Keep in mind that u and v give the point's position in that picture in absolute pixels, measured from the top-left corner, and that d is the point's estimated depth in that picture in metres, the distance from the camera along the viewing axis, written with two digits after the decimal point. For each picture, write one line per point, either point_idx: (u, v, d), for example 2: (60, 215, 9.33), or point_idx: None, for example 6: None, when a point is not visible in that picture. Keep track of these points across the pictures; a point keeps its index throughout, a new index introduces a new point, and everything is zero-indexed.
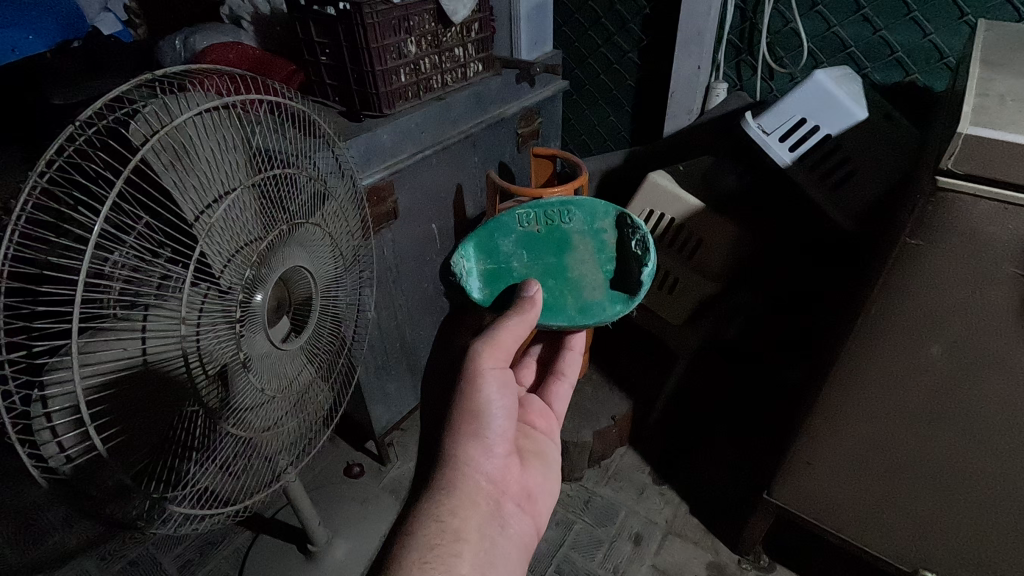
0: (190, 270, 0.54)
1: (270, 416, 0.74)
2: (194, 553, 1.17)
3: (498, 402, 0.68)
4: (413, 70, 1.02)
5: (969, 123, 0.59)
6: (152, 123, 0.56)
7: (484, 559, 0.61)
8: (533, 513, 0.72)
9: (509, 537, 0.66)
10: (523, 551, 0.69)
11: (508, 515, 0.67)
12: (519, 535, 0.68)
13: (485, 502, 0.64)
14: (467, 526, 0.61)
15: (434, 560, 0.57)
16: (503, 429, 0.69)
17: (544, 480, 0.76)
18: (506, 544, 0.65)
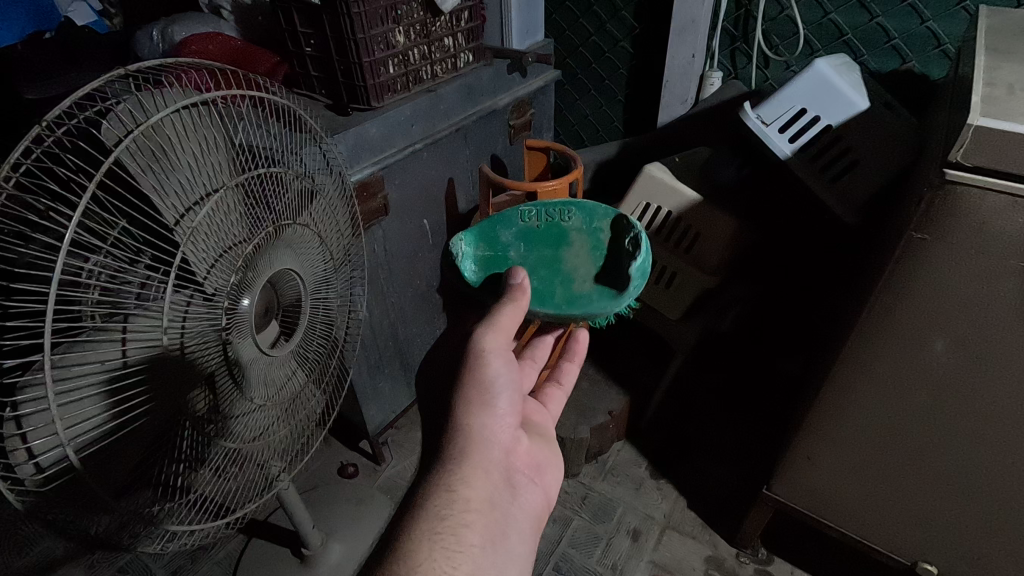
0: (172, 276, 0.51)
1: (260, 424, 0.71)
2: (185, 559, 1.14)
3: (502, 373, 0.66)
4: (402, 61, 0.99)
5: (978, 114, 0.58)
6: (127, 123, 0.53)
7: (499, 530, 0.60)
8: (544, 485, 0.71)
9: (522, 511, 0.65)
10: (537, 524, 0.68)
11: (520, 486, 0.66)
12: (532, 509, 0.66)
13: (498, 473, 0.63)
14: (477, 494, 0.60)
15: (447, 530, 0.56)
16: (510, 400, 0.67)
17: (551, 451, 0.75)
18: (520, 518, 0.64)
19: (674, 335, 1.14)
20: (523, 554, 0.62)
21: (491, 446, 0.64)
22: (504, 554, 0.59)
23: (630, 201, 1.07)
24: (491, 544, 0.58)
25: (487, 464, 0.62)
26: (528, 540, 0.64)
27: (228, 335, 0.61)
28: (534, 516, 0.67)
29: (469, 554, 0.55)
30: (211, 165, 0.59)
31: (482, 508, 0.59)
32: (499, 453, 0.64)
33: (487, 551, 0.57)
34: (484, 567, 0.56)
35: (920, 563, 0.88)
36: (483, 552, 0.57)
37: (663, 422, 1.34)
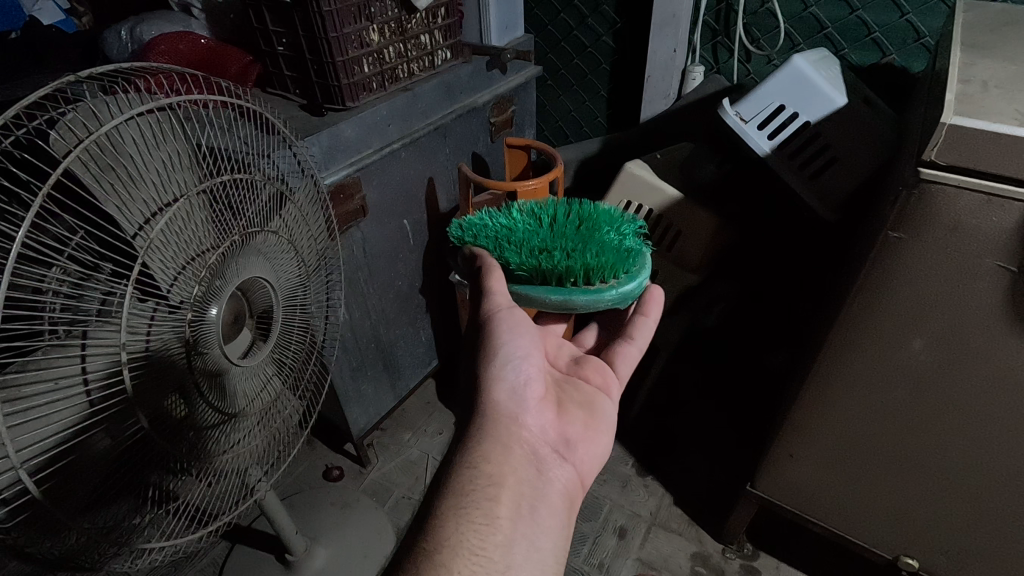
0: (129, 290, 0.50)
1: (231, 434, 0.70)
2: (167, 567, 1.13)
3: (513, 346, 0.65)
4: (377, 60, 0.97)
5: (952, 112, 0.57)
6: (79, 131, 0.51)
7: (527, 503, 0.59)
8: (576, 460, 0.67)
9: (553, 484, 0.62)
10: (571, 498, 0.64)
11: (547, 460, 0.63)
12: (563, 483, 0.64)
13: (523, 447, 0.61)
14: (505, 468, 0.59)
15: (472, 506, 0.55)
16: (528, 370, 0.66)
17: (586, 423, 0.71)
18: (550, 492, 0.61)
19: (659, 332, 1.14)
20: (553, 531, 0.59)
21: (511, 420, 0.62)
22: (531, 530, 0.57)
23: (611, 200, 1.06)
24: (522, 516, 0.58)
25: (509, 437, 0.61)
26: (559, 516, 0.61)
27: (194, 347, 0.59)
28: (565, 491, 0.64)
29: (498, 527, 0.55)
30: (172, 173, 0.57)
31: (512, 483, 0.58)
32: (522, 428, 0.63)
33: (517, 525, 0.57)
34: (515, 539, 0.55)
35: (901, 558, 0.89)
36: (512, 525, 0.56)
37: (649, 419, 1.34)
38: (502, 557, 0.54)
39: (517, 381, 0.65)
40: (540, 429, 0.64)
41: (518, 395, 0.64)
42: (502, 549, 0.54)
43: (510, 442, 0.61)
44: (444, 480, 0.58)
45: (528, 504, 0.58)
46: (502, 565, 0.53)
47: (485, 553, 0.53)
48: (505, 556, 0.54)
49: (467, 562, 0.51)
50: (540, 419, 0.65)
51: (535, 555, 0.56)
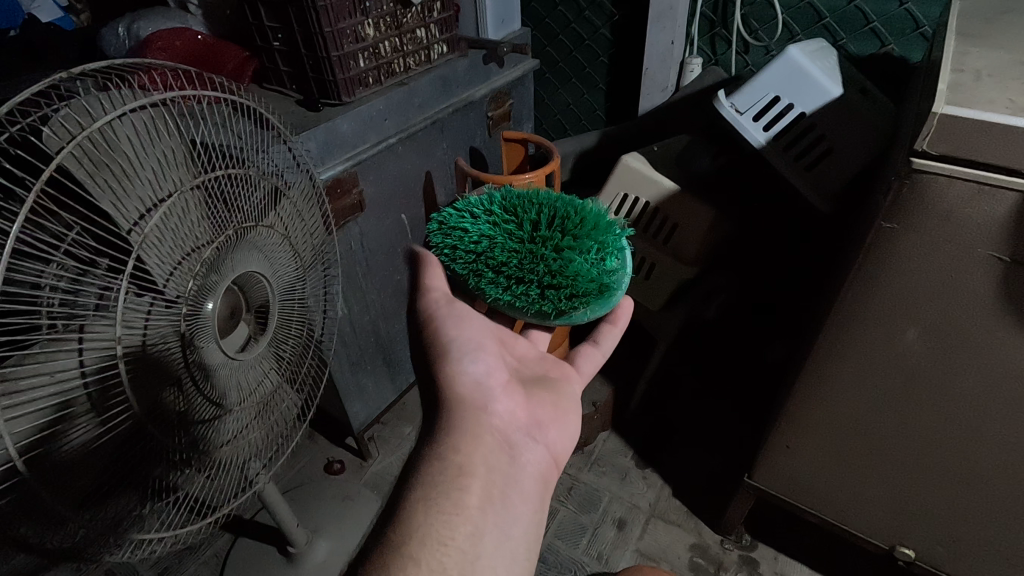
0: (124, 283, 0.50)
1: (229, 428, 0.71)
2: (172, 560, 1.14)
3: (466, 338, 0.66)
4: (372, 55, 0.97)
5: (944, 101, 0.57)
6: (74, 128, 0.52)
7: (498, 490, 0.58)
8: (545, 443, 0.68)
9: (525, 471, 0.63)
10: (541, 480, 0.65)
11: (519, 446, 0.64)
12: (534, 466, 0.64)
13: (493, 435, 0.62)
14: (474, 456, 0.58)
15: (441, 497, 0.54)
16: (488, 362, 0.67)
17: (550, 407, 0.71)
18: (522, 476, 0.62)
19: (657, 325, 1.14)
20: (525, 513, 0.60)
21: (480, 410, 0.62)
22: (503, 517, 0.57)
23: (608, 192, 1.06)
24: (492, 504, 0.57)
25: (479, 425, 0.61)
26: (531, 498, 0.62)
27: (191, 340, 0.60)
28: (535, 474, 0.64)
29: (467, 517, 0.54)
30: (167, 169, 0.58)
31: (479, 470, 0.58)
32: (491, 417, 0.63)
33: (488, 511, 0.56)
34: (484, 527, 0.55)
35: (898, 548, 0.89)
36: (483, 513, 0.55)
37: (648, 412, 1.34)
38: (471, 546, 0.53)
39: (479, 375, 0.65)
40: (509, 416, 0.65)
41: (484, 385, 0.65)
42: (470, 539, 0.53)
43: (478, 430, 0.60)
44: (416, 472, 0.56)
45: (499, 490, 0.58)
46: (471, 555, 0.52)
47: (453, 543, 0.52)
48: (473, 545, 0.53)
49: (436, 552, 0.50)
50: (506, 405, 0.65)
51: (508, 540, 0.56)
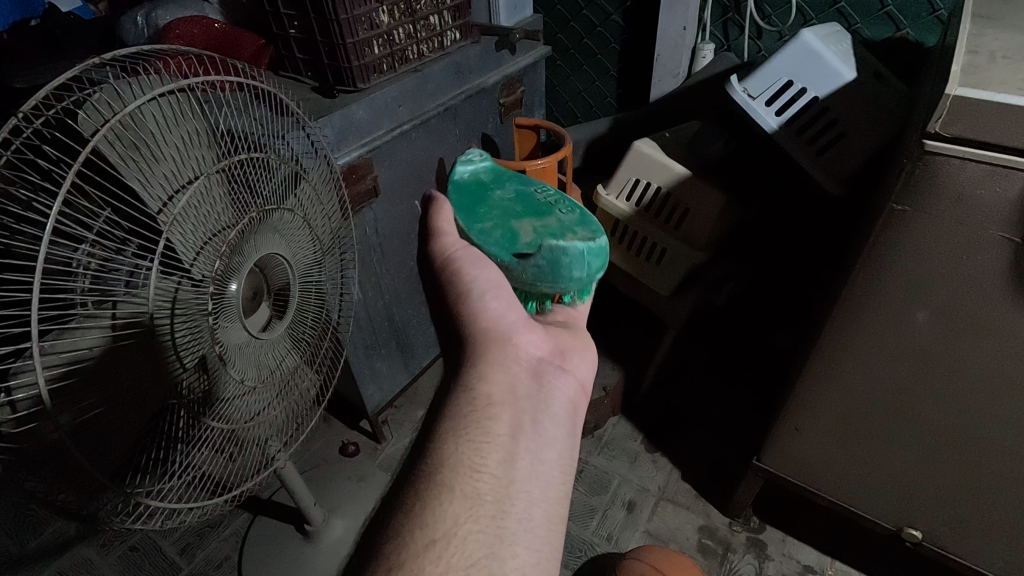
0: (155, 262, 0.52)
1: (252, 406, 0.73)
2: (193, 537, 1.18)
3: (481, 277, 0.56)
4: (387, 41, 0.98)
5: (957, 83, 0.58)
6: (104, 112, 0.54)
7: (528, 416, 0.51)
8: (575, 370, 0.57)
9: (556, 398, 0.54)
10: (574, 406, 0.56)
11: (547, 371, 0.54)
12: (565, 390, 0.55)
13: (518, 365, 0.53)
14: (498, 384, 0.51)
15: (473, 425, 0.48)
16: (506, 297, 0.56)
17: (574, 332, 0.61)
18: (551, 403, 0.53)
19: (667, 310, 1.15)
20: (560, 445, 0.52)
21: (503, 342, 0.54)
22: (536, 444, 0.50)
23: (621, 177, 1.09)
24: (523, 430, 0.50)
25: (500, 357, 0.53)
26: (564, 423, 0.53)
27: (216, 319, 0.62)
28: (567, 402, 0.55)
29: (499, 444, 0.48)
30: (192, 153, 0.60)
31: (503, 396, 0.51)
32: (515, 347, 0.54)
33: (519, 438, 0.49)
34: (517, 453, 0.48)
35: (905, 529, 0.90)
36: (515, 441, 0.49)
37: (658, 398, 1.35)
38: (506, 472, 0.47)
39: (500, 311, 0.55)
40: (530, 341, 0.55)
41: (509, 315, 0.55)
42: (504, 465, 0.47)
43: (499, 358, 0.53)
44: (446, 402, 0.50)
45: (530, 418, 0.51)
46: (504, 482, 0.47)
47: (487, 470, 0.46)
48: (507, 471, 0.47)
49: (470, 479, 0.46)
50: (528, 333, 0.56)
51: (541, 468, 0.49)
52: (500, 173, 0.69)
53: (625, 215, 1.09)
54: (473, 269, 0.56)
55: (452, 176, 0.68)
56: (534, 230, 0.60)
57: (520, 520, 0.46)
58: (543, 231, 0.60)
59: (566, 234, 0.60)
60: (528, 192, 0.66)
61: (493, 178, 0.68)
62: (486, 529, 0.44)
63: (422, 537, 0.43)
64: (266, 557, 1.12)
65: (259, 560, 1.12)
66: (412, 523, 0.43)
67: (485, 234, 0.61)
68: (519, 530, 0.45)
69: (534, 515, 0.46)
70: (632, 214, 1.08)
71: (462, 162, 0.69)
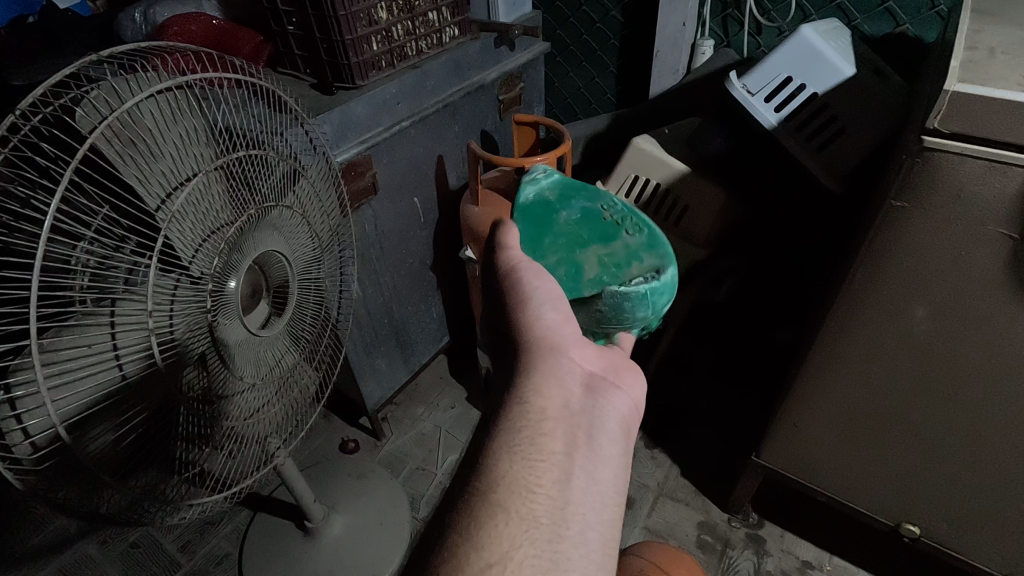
0: (153, 259, 0.52)
1: (251, 402, 0.73)
2: (195, 533, 1.19)
3: (539, 289, 0.60)
4: (385, 38, 0.98)
5: (956, 79, 0.58)
6: (101, 109, 0.53)
7: (583, 434, 0.53)
8: (628, 390, 0.60)
9: (609, 414, 0.55)
10: (628, 426, 0.57)
11: (600, 386, 0.57)
12: (619, 409, 0.56)
13: (573, 378, 0.56)
14: (552, 398, 0.54)
15: (527, 442, 0.50)
16: (560, 312, 0.59)
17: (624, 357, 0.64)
18: (606, 419, 0.55)
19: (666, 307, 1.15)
20: (614, 463, 0.53)
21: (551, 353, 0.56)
22: (591, 462, 0.51)
23: (619, 174, 1.07)
24: (578, 448, 0.52)
25: (555, 369, 0.55)
26: (619, 442, 0.55)
27: (215, 316, 0.62)
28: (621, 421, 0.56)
29: (553, 463, 0.50)
30: (189, 149, 0.59)
31: (558, 413, 0.53)
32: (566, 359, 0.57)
33: (574, 456, 0.51)
34: (573, 472, 0.50)
35: (904, 525, 0.90)
36: (569, 458, 0.51)
37: (657, 394, 1.36)
38: (561, 492, 0.49)
39: (554, 322, 0.58)
40: (584, 357, 0.58)
41: (562, 328, 0.58)
42: (559, 484, 0.49)
43: (556, 372, 0.55)
44: (497, 418, 0.53)
45: (584, 435, 0.53)
46: (559, 502, 0.48)
47: (543, 490, 0.48)
48: (562, 491, 0.49)
49: (524, 499, 0.47)
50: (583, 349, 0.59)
51: (596, 486, 0.50)
52: (568, 188, 0.69)
53: None
54: (531, 279, 0.60)
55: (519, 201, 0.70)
56: (598, 262, 0.62)
57: (576, 543, 0.47)
58: (607, 265, 0.62)
59: (633, 267, 0.61)
60: (595, 210, 0.65)
61: (559, 198, 0.68)
62: (540, 552, 0.45)
63: (476, 561, 0.44)
64: (267, 554, 1.12)
65: (260, 556, 1.12)
66: (468, 544, 0.45)
67: (549, 270, 0.64)
68: (575, 555, 0.46)
69: (588, 539, 0.47)
70: None
71: (529, 186, 0.70)
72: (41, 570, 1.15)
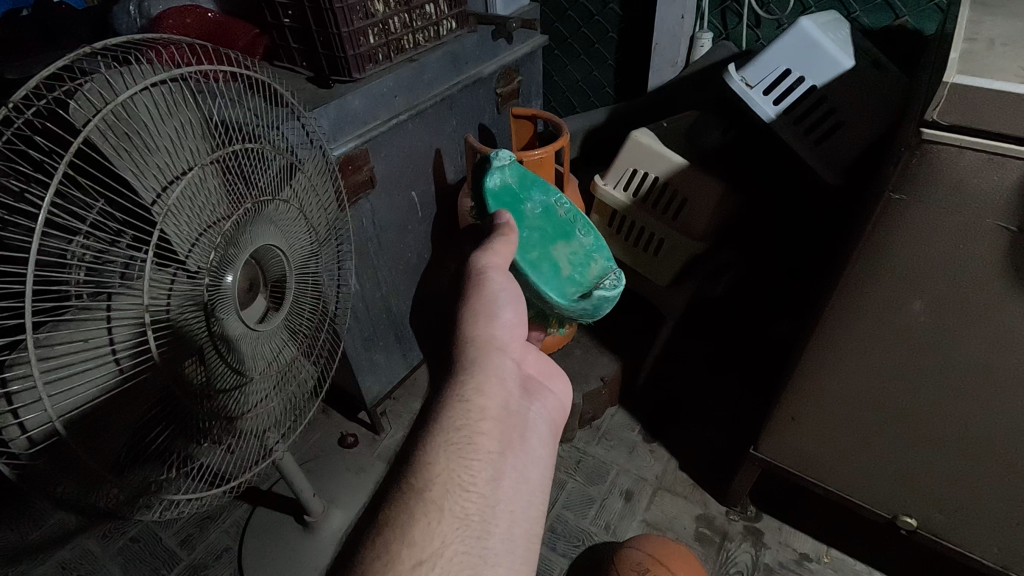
0: (149, 254, 0.52)
1: (249, 396, 0.73)
2: (195, 527, 1.19)
3: (504, 289, 0.64)
4: (381, 31, 0.97)
5: (956, 71, 0.58)
6: (95, 102, 0.53)
7: (516, 435, 0.55)
8: (554, 395, 0.64)
9: (537, 417, 0.59)
10: (553, 429, 0.61)
11: (533, 391, 0.61)
12: (547, 411, 0.61)
13: (511, 379, 0.59)
14: (491, 397, 0.55)
15: (465, 441, 0.51)
16: (517, 314, 0.64)
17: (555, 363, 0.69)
18: (534, 421, 0.58)
19: (664, 301, 1.15)
20: (541, 465, 0.55)
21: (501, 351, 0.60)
22: (520, 462, 0.54)
23: (617, 167, 1.08)
24: (511, 449, 0.54)
25: (495, 366, 0.58)
26: (546, 447, 0.58)
27: (212, 311, 0.62)
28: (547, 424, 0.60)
29: (488, 461, 0.51)
30: (185, 143, 0.59)
31: (497, 412, 0.55)
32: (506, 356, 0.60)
33: (507, 455, 0.53)
34: (505, 472, 0.52)
35: (901, 517, 0.91)
36: (503, 458, 0.52)
37: (655, 388, 1.36)
38: (493, 491, 0.50)
39: (507, 321, 0.62)
40: (521, 361, 0.62)
41: (513, 329, 0.63)
42: (491, 483, 0.50)
43: (497, 371, 0.58)
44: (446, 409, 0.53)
45: (516, 437, 0.55)
46: (490, 499, 0.49)
47: (476, 489, 0.49)
48: (493, 490, 0.50)
49: (459, 497, 0.48)
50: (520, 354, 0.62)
51: (527, 486, 0.52)
52: (523, 179, 0.80)
53: (622, 205, 1.09)
54: (499, 279, 0.64)
55: (487, 186, 0.77)
56: (569, 259, 0.75)
57: (502, 540, 0.48)
58: (575, 261, 0.75)
59: (593, 261, 0.76)
60: (551, 206, 0.79)
61: (520, 188, 0.79)
62: (468, 548, 0.46)
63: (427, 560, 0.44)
64: (267, 548, 1.13)
65: (259, 551, 1.12)
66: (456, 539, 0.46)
67: (535, 267, 0.72)
68: (501, 550, 0.47)
69: (515, 535, 0.49)
70: (628, 204, 1.08)
71: (496, 169, 0.77)
72: (42, 564, 1.15)
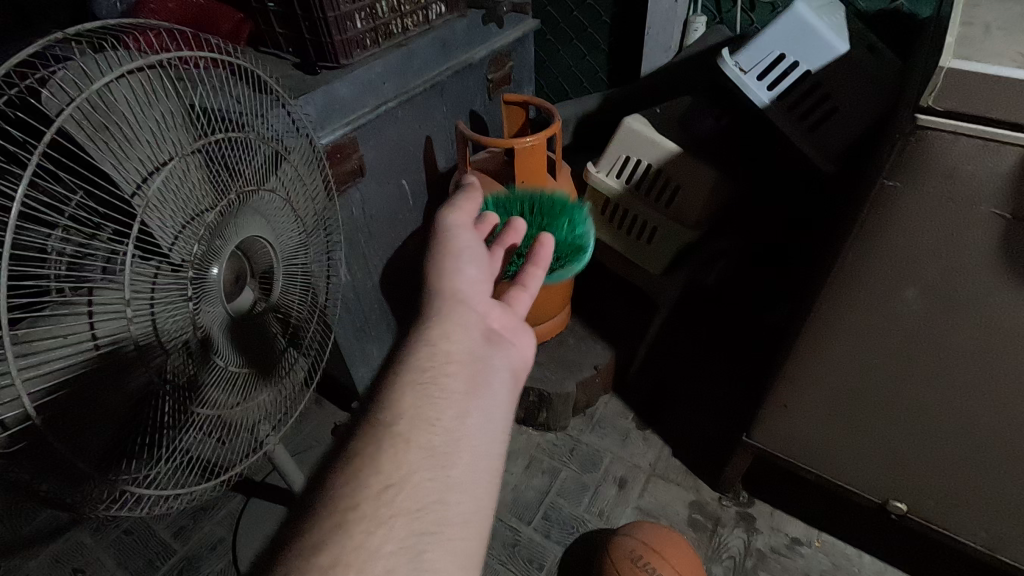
0: (129, 247, 0.50)
1: (238, 388, 0.72)
2: (188, 519, 1.19)
3: (469, 245, 0.63)
4: (369, 16, 0.95)
5: (951, 55, 0.57)
6: (70, 89, 0.51)
7: (481, 374, 0.52)
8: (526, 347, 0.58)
9: (506, 365, 0.54)
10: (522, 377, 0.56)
11: (500, 338, 0.57)
12: (515, 362, 0.56)
13: (474, 326, 0.56)
14: (454, 341, 0.53)
15: (430, 381, 0.49)
16: (481, 266, 0.63)
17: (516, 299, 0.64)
18: (500, 367, 0.54)
19: (656, 289, 1.15)
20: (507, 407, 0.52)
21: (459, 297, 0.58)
22: (486, 402, 0.50)
23: (611, 154, 1.07)
24: (475, 388, 0.50)
25: (457, 311, 0.56)
26: (511, 391, 0.53)
27: (196, 304, 0.60)
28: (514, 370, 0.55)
29: (449, 398, 0.48)
30: (166, 132, 0.57)
31: (461, 355, 0.52)
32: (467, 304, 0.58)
33: (472, 396, 0.49)
34: (468, 408, 0.48)
35: (891, 502, 0.91)
36: (466, 395, 0.49)
37: (649, 376, 1.36)
38: (456, 424, 0.47)
39: (469, 275, 0.61)
40: (490, 313, 0.58)
41: (475, 281, 0.61)
42: (455, 418, 0.47)
43: (461, 320, 0.56)
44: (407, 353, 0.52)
45: (479, 377, 0.51)
46: (452, 431, 0.46)
47: (439, 422, 0.46)
48: (458, 424, 0.47)
49: (422, 428, 0.46)
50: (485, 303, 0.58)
51: (493, 427, 0.49)
52: None
53: (615, 193, 1.08)
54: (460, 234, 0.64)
55: None
56: None
57: (465, 467, 0.45)
58: None
59: None
60: None
61: None
62: (433, 476, 0.44)
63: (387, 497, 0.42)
64: (261, 539, 1.13)
65: (254, 543, 1.12)
66: None
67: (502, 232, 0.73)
68: (459, 484, 0.44)
69: (476, 472, 0.45)
70: (621, 190, 1.07)
71: None
72: (35, 557, 1.15)
